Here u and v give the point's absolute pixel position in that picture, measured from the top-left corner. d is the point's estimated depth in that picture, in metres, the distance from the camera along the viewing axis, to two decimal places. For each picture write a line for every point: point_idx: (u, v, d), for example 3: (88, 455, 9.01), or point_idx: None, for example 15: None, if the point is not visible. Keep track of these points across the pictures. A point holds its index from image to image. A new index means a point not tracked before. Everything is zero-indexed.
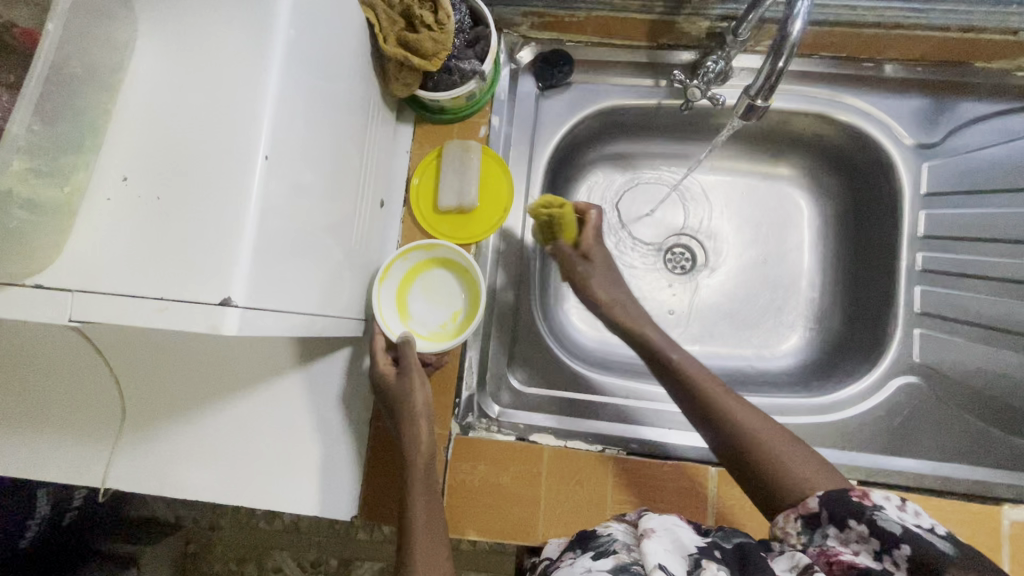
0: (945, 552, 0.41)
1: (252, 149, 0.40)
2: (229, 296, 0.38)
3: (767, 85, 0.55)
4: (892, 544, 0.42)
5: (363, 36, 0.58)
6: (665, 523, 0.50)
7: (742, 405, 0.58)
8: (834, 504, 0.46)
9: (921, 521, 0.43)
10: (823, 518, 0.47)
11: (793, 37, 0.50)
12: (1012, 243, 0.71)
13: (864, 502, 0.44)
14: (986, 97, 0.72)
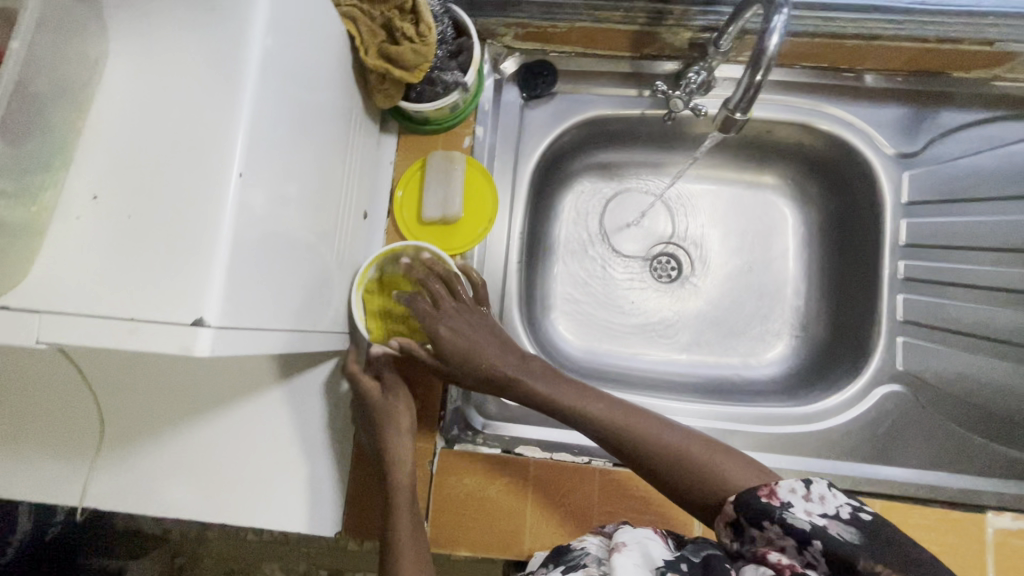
0: (852, 540, 0.44)
1: (225, 165, 0.40)
2: (202, 316, 0.38)
3: (745, 100, 0.55)
4: (807, 539, 0.45)
5: (342, 49, 0.57)
6: (637, 535, 0.50)
7: (635, 413, 0.58)
8: (746, 506, 0.47)
9: (825, 506, 0.46)
10: (741, 522, 0.48)
11: (770, 52, 0.50)
12: (991, 251, 0.72)
13: (772, 502, 0.46)
14: (965, 107, 0.73)
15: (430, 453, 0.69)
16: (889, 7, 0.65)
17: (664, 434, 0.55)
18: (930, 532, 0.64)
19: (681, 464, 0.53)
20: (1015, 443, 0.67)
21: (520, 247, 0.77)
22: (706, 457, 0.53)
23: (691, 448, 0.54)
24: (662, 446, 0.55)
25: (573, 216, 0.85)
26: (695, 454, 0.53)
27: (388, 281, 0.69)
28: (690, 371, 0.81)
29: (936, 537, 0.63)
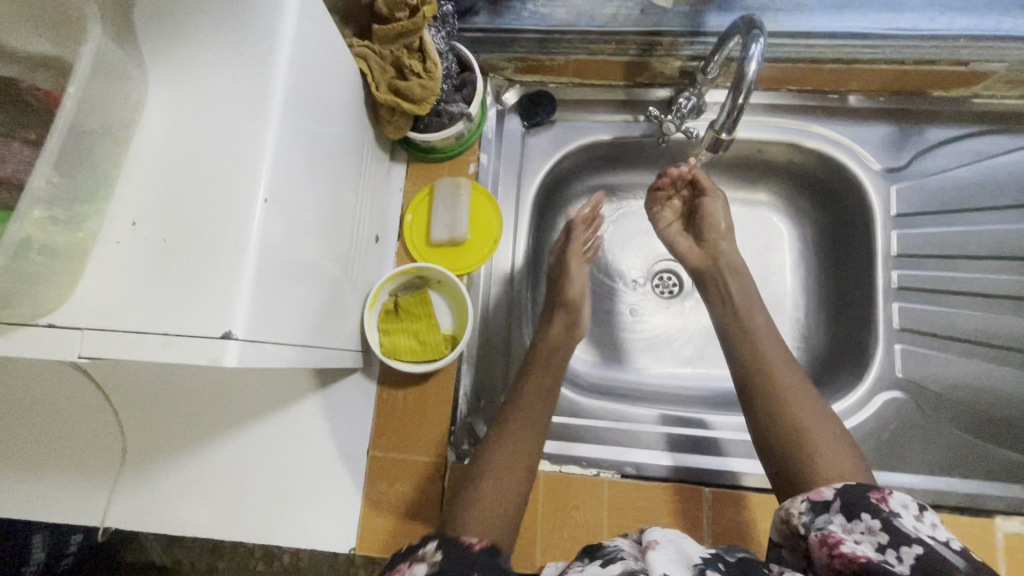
0: (954, 562, 0.40)
1: (252, 192, 0.43)
2: (230, 329, 0.41)
3: (731, 122, 0.59)
4: (900, 542, 0.42)
5: (355, 85, 0.62)
6: (669, 535, 0.50)
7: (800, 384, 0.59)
8: (848, 494, 0.47)
9: (937, 534, 0.43)
10: (833, 505, 0.47)
11: (750, 78, 0.53)
12: (980, 259, 0.75)
13: (882, 505, 0.45)
14: (946, 123, 0.76)
15: (441, 467, 0.71)
16: (867, 34, 0.68)
17: (816, 414, 0.56)
18: None
19: (807, 440, 0.54)
20: (1020, 448, 0.68)
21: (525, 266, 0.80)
22: (837, 449, 0.53)
23: (832, 435, 0.54)
24: (802, 418, 0.56)
25: None
26: (830, 440, 0.53)
27: (401, 302, 0.72)
28: (692, 383, 0.84)
29: None
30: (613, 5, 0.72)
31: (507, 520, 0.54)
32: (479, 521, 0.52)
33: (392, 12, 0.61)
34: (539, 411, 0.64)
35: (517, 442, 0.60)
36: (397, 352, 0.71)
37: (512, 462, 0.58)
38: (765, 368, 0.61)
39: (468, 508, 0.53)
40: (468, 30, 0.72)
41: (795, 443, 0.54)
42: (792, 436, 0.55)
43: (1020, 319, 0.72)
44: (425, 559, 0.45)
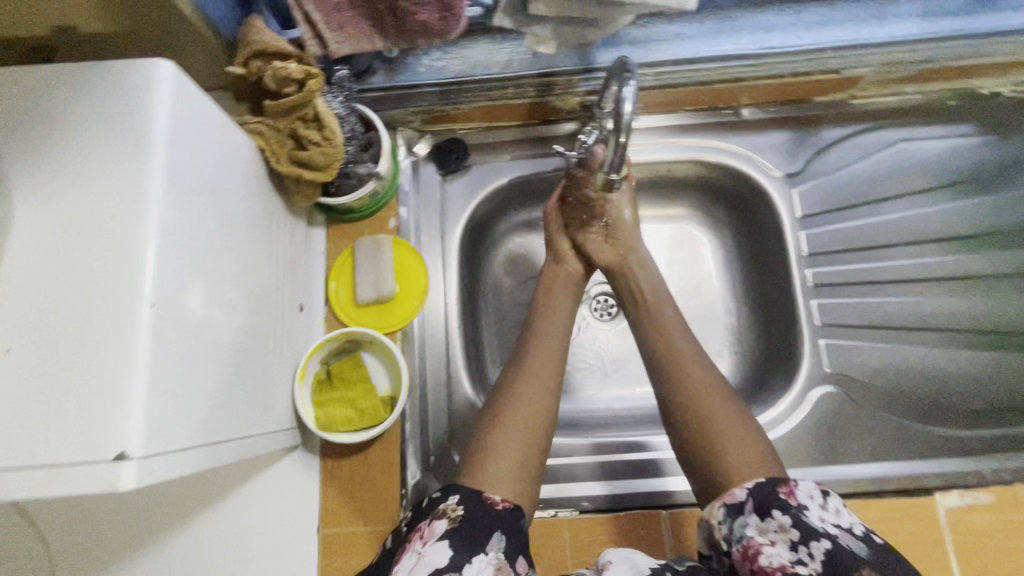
0: (857, 550, 0.45)
1: (137, 298, 0.42)
2: (124, 450, 0.39)
3: (619, 160, 0.60)
4: (810, 537, 0.46)
5: (255, 162, 0.61)
6: (622, 553, 0.52)
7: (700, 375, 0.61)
8: (760, 493, 0.50)
9: (840, 519, 0.48)
10: (746, 507, 0.50)
11: (626, 117, 0.54)
12: (882, 247, 0.80)
13: (790, 500, 0.48)
14: (833, 125, 0.82)
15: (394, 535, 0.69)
16: (746, 54, 0.71)
17: (725, 406, 0.58)
18: (889, 524, 0.66)
19: (709, 430, 0.56)
20: (942, 422, 0.72)
21: (460, 312, 0.80)
22: (740, 441, 0.55)
23: (738, 427, 0.56)
24: (709, 410, 0.58)
25: (508, 273, 0.89)
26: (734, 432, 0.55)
27: (333, 370, 0.71)
28: (642, 404, 0.84)
29: (895, 527, 0.66)
30: (506, 51, 0.73)
31: (527, 472, 0.55)
32: (492, 475, 0.53)
33: (281, 87, 0.60)
34: (553, 361, 0.64)
35: (530, 393, 0.60)
36: (334, 424, 0.69)
37: (529, 411, 0.59)
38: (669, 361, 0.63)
39: (481, 464, 0.54)
40: (367, 90, 0.72)
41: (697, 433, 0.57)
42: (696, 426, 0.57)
43: (921, 299, 0.78)
44: (447, 513, 0.50)
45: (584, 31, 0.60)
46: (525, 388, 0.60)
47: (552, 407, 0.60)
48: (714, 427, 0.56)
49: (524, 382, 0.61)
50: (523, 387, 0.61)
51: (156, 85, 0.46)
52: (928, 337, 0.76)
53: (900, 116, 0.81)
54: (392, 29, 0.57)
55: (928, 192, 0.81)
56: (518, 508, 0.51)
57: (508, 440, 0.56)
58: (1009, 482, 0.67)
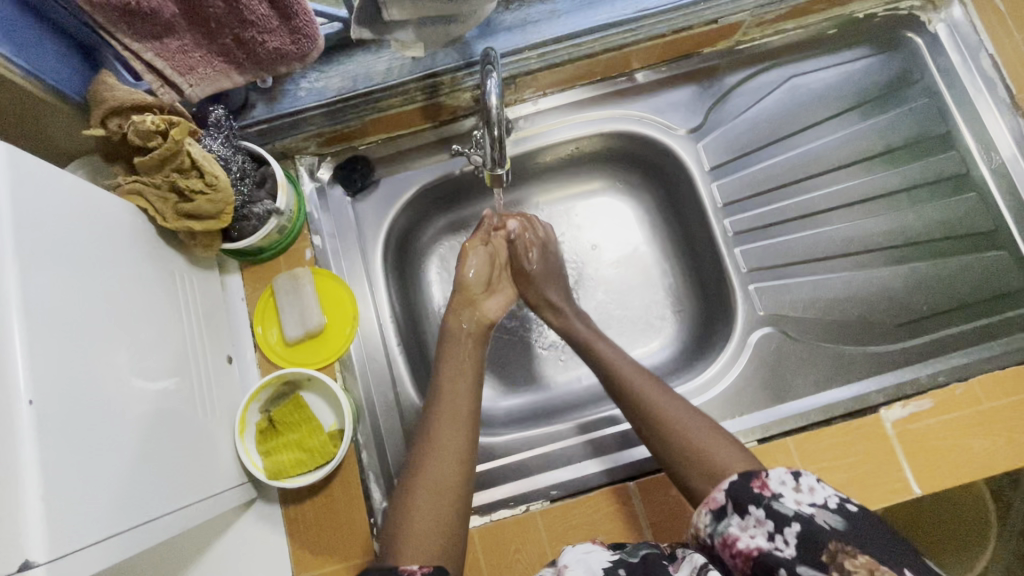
0: (831, 526, 0.44)
1: (9, 399, 0.39)
2: (27, 558, 0.37)
3: (497, 154, 0.62)
4: (783, 523, 0.46)
5: (136, 224, 0.58)
6: (577, 553, 0.52)
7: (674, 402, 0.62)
8: (737, 493, 0.50)
9: (815, 496, 0.46)
10: (727, 508, 0.50)
11: (495, 110, 0.57)
12: (795, 184, 0.81)
13: (763, 492, 0.48)
14: (725, 73, 0.82)
15: None
16: (621, 21, 0.72)
17: (703, 429, 0.59)
18: (845, 449, 0.68)
19: (692, 455, 0.57)
20: (875, 341, 0.75)
21: (396, 329, 0.79)
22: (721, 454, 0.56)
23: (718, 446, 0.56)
24: (689, 436, 0.58)
25: (442, 279, 0.88)
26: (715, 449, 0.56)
27: (274, 416, 0.69)
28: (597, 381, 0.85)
29: (851, 450, 0.68)
30: (384, 60, 0.72)
31: (450, 540, 0.53)
32: (415, 552, 0.51)
33: (145, 142, 0.57)
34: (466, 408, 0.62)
35: (444, 456, 0.58)
36: (284, 469, 0.67)
37: (444, 470, 0.57)
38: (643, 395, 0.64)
39: (401, 537, 0.52)
40: (250, 125, 0.70)
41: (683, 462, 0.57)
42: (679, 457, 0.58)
43: (840, 226, 0.80)
44: None
45: (447, 28, 0.60)
46: (434, 456, 0.58)
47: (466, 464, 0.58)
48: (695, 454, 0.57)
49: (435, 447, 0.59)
50: (434, 450, 0.58)
51: None
52: (852, 261, 0.78)
53: (787, 54, 0.83)
54: (247, 61, 0.59)
55: (832, 120, 0.82)
56: (440, 569, 0.48)
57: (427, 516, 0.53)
58: (945, 384, 0.70)
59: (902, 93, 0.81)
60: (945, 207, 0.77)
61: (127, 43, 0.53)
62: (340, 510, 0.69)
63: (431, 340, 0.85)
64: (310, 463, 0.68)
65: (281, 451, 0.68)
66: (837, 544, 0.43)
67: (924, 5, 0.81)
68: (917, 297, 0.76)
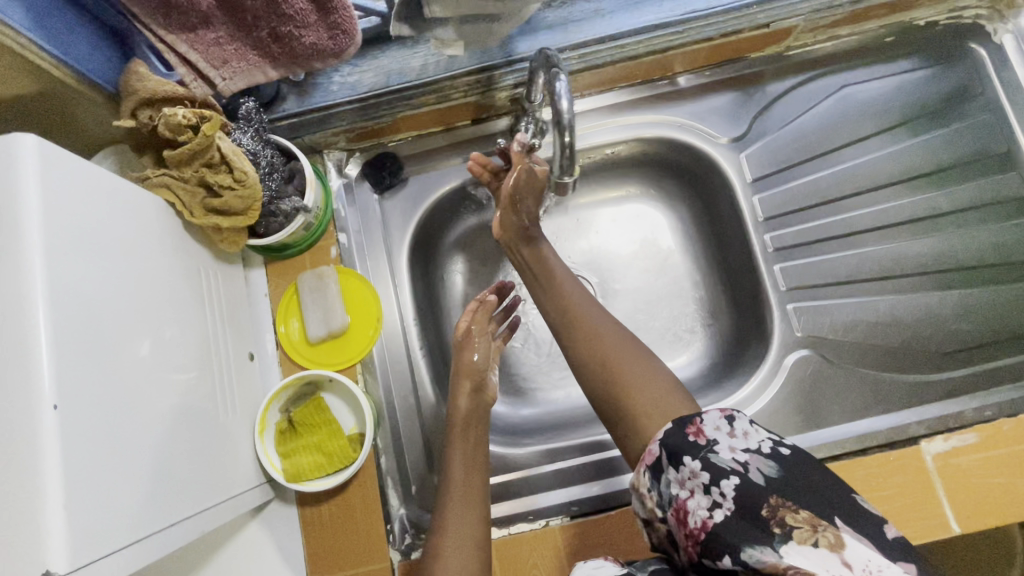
0: (766, 478, 0.43)
1: (35, 403, 0.38)
2: (49, 567, 0.36)
3: (567, 163, 0.57)
4: (720, 476, 0.44)
5: (164, 218, 0.57)
6: (587, 569, 0.49)
7: (609, 330, 0.60)
8: (670, 441, 0.47)
9: (748, 442, 0.45)
10: (663, 461, 0.47)
11: (568, 114, 0.53)
12: (841, 200, 0.77)
13: (699, 441, 0.45)
14: (773, 80, 0.79)
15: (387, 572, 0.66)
16: (668, 22, 0.69)
17: (646, 371, 0.56)
18: (881, 481, 0.65)
19: (628, 393, 0.55)
20: (918, 369, 0.71)
21: (420, 331, 0.78)
22: (662, 401, 0.53)
23: (661, 391, 0.54)
24: (631, 378, 0.55)
25: (466, 281, 0.86)
26: (657, 393, 0.54)
27: (294, 417, 0.68)
28: None
29: (887, 483, 0.65)
30: (419, 56, 0.69)
31: None
32: None
33: (176, 135, 0.56)
34: (477, 495, 0.60)
35: (460, 552, 0.55)
36: (302, 472, 0.66)
37: (462, 559, 0.55)
38: (582, 327, 0.61)
39: None
40: (279, 119, 0.68)
41: (620, 399, 0.55)
42: (614, 396, 0.55)
43: (886, 246, 0.76)
44: None
45: (489, 26, 0.58)
46: (454, 504, 0.59)
47: (483, 513, 0.59)
48: (634, 394, 0.54)
49: (456, 495, 0.60)
50: (449, 537, 0.56)
51: (18, 165, 0.42)
52: (898, 284, 0.75)
53: (838, 62, 0.79)
54: (283, 56, 0.57)
55: (883, 134, 0.78)
56: None
57: (454, 566, 0.54)
58: (991, 418, 0.66)
59: (960, 108, 0.76)
60: (1002, 232, 0.73)
61: (161, 35, 0.52)
62: (357, 515, 0.68)
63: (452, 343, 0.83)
64: (329, 467, 0.67)
65: (300, 456, 0.66)
66: (778, 498, 0.42)
67: (991, 14, 0.76)
68: (966, 324, 0.72)
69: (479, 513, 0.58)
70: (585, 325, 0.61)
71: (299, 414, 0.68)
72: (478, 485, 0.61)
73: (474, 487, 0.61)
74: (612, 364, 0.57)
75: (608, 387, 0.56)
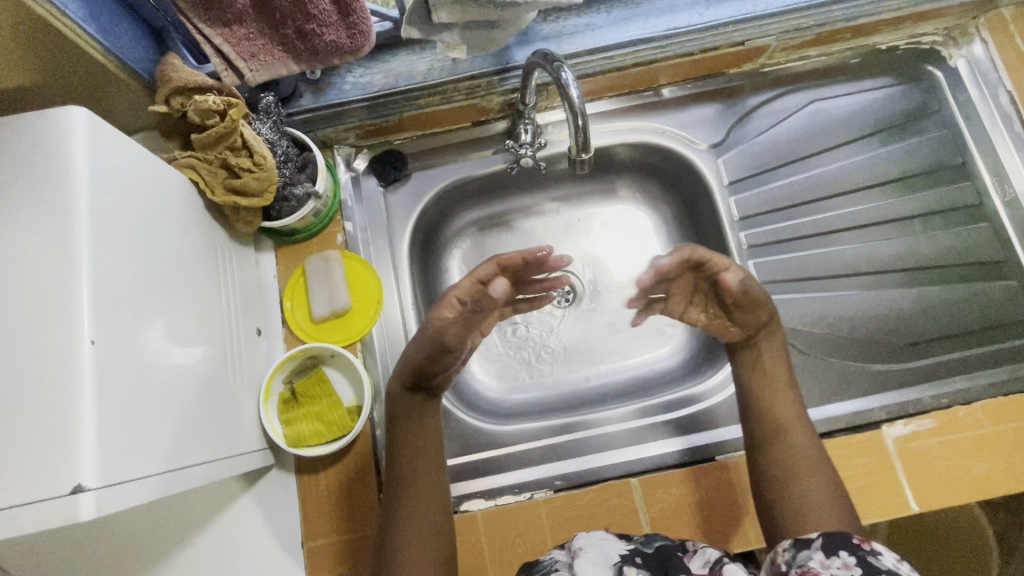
0: None
1: (76, 338, 0.43)
2: (80, 482, 0.40)
3: (581, 142, 0.61)
4: (871, 573, 0.44)
5: (189, 195, 0.62)
6: (594, 539, 0.53)
7: (795, 424, 0.66)
8: (832, 537, 0.49)
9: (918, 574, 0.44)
10: (815, 544, 0.49)
11: (575, 101, 0.57)
12: (812, 204, 0.84)
13: (862, 544, 0.47)
14: (749, 94, 0.86)
15: None
16: (653, 37, 0.76)
17: (819, 475, 0.62)
18: (846, 462, 0.70)
19: (794, 484, 0.61)
20: (882, 360, 0.76)
21: (416, 316, 0.82)
22: (825, 504, 0.59)
23: (827, 497, 0.60)
24: (800, 475, 0.62)
25: (463, 272, 0.92)
26: (822, 497, 0.60)
27: (298, 388, 0.72)
28: (607, 382, 0.87)
29: (851, 464, 0.70)
30: (425, 60, 0.76)
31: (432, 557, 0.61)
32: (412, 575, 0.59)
33: (204, 120, 0.62)
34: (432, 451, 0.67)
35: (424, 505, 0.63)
36: (302, 439, 0.70)
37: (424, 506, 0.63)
38: (767, 412, 0.67)
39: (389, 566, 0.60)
40: (296, 113, 0.75)
41: (784, 487, 0.62)
42: (779, 480, 0.62)
43: (853, 247, 0.82)
44: None
45: (489, 33, 0.65)
46: (420, 469, 0.65)
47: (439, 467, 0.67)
48: (804, 489, 0.61)
49: (416, 456, 0.66)
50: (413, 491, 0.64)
51: (71, 133, 0.47)
52: (863, 281, 0.80)
53: (808, 80, 0.86)
54: (306, 53, 0.63)
55: (850, 145, 0.85)
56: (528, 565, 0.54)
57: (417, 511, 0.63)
58: (948, 405, 0.72)
59: (918, 124, 0.83)
60: (959, 236, 0.79)
61: (200, 27, 0.58)
62: (353, 483, 0.72)
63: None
64: (330, 435, 0.71)
65: (303, 424, 0.71)
66: None
67: (945, 41, 0.84)
68: (926, 320, 0.77)
69: (429, 466, 0.66)
70: (770, 411, 0.66)
71: (302, 387, 0.73)
72: (432, 443, 0.67)
73: (428, 444, 0.67)
74: (791, 456, 0.63)
75: (779, 473, 0.63)
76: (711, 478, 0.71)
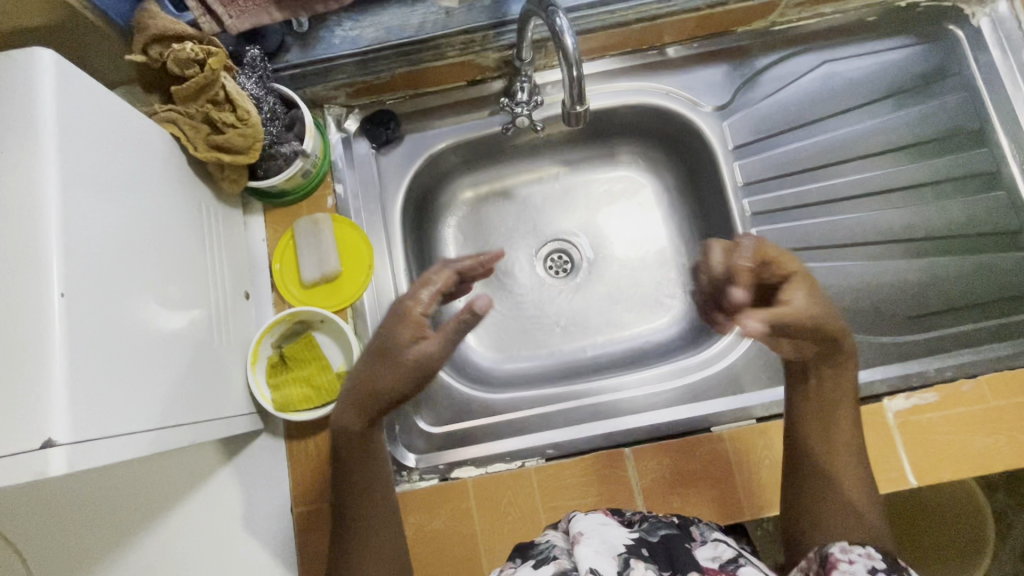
0: None
1: (45, 288, 0.41)
2: (51, 436, 0.39)
3: (577, 95, 0.60)
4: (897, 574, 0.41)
5: (169, 150, 0.60)
6: (594, 525, 0.51)
7: (846, 431, 0.57)
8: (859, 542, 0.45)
9: None
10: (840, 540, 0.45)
11: (569, 49, 0.55)
12: (820, 171, 0.80)
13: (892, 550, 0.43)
14: (759, 54, 0.82)
15: None
16: None
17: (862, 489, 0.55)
18: None
19: (829, 497, 0.54)
20: (887, 332, 0.74)
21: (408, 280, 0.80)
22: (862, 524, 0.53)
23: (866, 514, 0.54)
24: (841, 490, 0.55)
25: (457, 239, 0.89)
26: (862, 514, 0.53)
27: (286, 351, 0.71)
28: (603, 353, 0.85)
29: None
30: (418, 13, 0.73)
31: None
32: None
33: (183, 70, 0.60)
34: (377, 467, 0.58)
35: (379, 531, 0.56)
36: (290, 403, 0.69)
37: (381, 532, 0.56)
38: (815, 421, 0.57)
39: None
40: (283, 68, 0.72)
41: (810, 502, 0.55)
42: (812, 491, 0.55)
43: (861, 216, 0.79)
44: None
45: None
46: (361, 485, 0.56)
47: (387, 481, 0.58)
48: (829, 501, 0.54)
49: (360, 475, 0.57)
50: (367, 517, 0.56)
51: (38, 76, 0.45)
52: (870, 251, 0.78)
53: (821, 39, 0.82)
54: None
55: (863, 109, 0.81)
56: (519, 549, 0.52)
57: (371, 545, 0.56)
58: (952, 379, 0.70)
59: (935, 87, 0.79)
60: (973, 206, 0.76)
61: None
62: None
63: (457, 308, 0.87)
64: (319, 399, 0.70)
65: (291, 388, 0.70)
66: None
67: None
68: (934, 292, 0.75)
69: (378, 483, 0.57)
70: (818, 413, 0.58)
71: (290, 351, 0.71)
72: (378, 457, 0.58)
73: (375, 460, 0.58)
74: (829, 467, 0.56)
75: (813, 483, 0.56)
76: (705, 450, 0.70)
